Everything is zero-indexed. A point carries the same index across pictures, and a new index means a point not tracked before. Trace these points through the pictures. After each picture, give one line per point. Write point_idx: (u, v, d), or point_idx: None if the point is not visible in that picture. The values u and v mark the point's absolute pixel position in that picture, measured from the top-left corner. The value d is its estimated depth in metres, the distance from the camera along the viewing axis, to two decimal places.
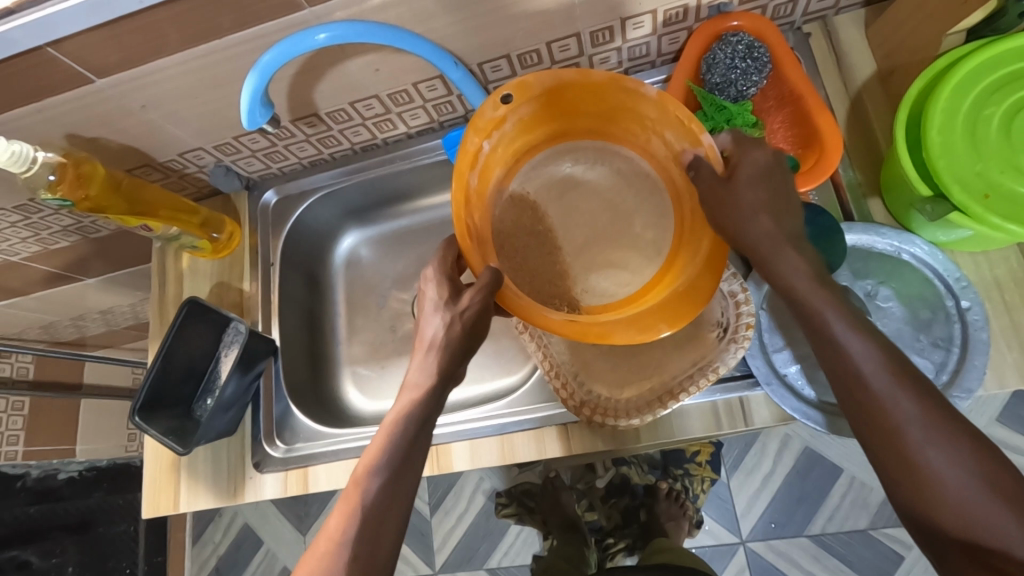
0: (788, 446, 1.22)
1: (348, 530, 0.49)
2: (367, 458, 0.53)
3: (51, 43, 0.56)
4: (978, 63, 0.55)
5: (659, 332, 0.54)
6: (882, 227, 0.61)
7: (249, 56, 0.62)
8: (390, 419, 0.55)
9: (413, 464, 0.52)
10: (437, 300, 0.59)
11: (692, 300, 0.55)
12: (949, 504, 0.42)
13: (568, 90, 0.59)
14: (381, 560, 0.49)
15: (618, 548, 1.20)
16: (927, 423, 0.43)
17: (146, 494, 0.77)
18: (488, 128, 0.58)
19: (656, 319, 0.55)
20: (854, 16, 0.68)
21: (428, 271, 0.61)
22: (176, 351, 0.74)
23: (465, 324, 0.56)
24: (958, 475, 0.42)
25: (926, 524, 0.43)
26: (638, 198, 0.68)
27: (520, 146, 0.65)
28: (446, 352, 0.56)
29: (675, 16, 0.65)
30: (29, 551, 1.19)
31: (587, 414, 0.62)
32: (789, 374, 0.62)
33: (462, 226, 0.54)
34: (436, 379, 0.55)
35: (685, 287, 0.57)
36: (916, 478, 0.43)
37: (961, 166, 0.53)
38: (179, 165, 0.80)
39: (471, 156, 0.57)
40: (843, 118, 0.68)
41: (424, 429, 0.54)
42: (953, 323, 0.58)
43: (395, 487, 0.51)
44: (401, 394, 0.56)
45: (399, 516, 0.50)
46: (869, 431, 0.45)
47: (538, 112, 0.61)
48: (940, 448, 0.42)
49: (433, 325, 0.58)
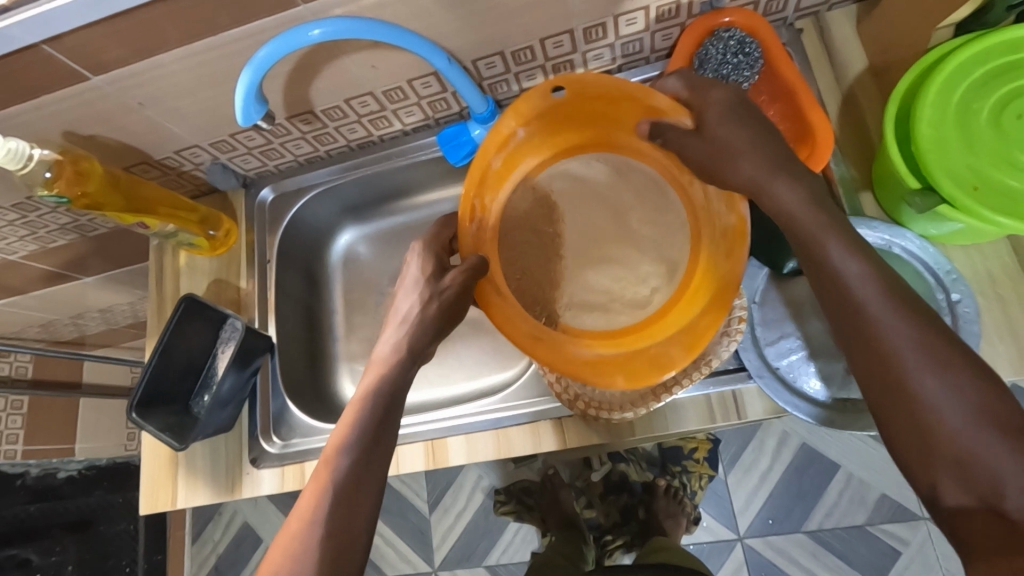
0: (785, 443, 1.22)
1: (321, 505, 0.50)
2: (338, 433, 0.54)
3: (48, 40, 0.57)
4: (968, 56, 0.55)
5: (613, 382, 0.57)
6: (874, 220, 0.61)
7: (245, 52, 0.62)
8: (359, 394, 0.57)
9: (384, 437, 0.54)
10: (417, 277, 0.63)
11: (660, 366, 0.57)
12: (945, 436, 0.42)
13: (619, 101, 0.60)
14: (358, 530, 0.50)
15: (616, 545, 1.20)
16: (923, 352, 0.44)
17: (144, 489, 0.77)
18: (527, 114, 0.60)
19: (616, 370, 0.58)
20: (846, 12, 0.69)
21: (415, 248, 0.65)
22: (174, 347, 0.74)
23: (440, 303, 0.60)
24: (955, 405, 0.42)
25: (923, 457, 0.43)
26: (649, 211, 0.69)
27: (551, 139, 0.67)
28: (417, 327, 0.59)
29: (668, 12, 0.65)
30: (28, 550, 1.19)
31: (581, 406, 0.64)
32: (783, 366, 0.62)
33: (466, 209, 0.60)
34: (404, 355, 0.58)
35: (658, 351, 0.58)
36: (911, 409, 0.43)
37: (951, 158, 0.53)
38: (176, 163, 0.80)
39: (497, 140, 0.60)
40: (835, 113, 0.68)
41: (393, 399, 0.56)
42: (945, 315, 0.58)
43: (363, 462, 0.52)
44: (368, 368, 0.59)
45: (372, 488, 0.52)
46: (866, 362, 0.46)
47: (578, 112, 0.63)
48: (936, 376, 0.43)
49: (411, 301, 0.62)
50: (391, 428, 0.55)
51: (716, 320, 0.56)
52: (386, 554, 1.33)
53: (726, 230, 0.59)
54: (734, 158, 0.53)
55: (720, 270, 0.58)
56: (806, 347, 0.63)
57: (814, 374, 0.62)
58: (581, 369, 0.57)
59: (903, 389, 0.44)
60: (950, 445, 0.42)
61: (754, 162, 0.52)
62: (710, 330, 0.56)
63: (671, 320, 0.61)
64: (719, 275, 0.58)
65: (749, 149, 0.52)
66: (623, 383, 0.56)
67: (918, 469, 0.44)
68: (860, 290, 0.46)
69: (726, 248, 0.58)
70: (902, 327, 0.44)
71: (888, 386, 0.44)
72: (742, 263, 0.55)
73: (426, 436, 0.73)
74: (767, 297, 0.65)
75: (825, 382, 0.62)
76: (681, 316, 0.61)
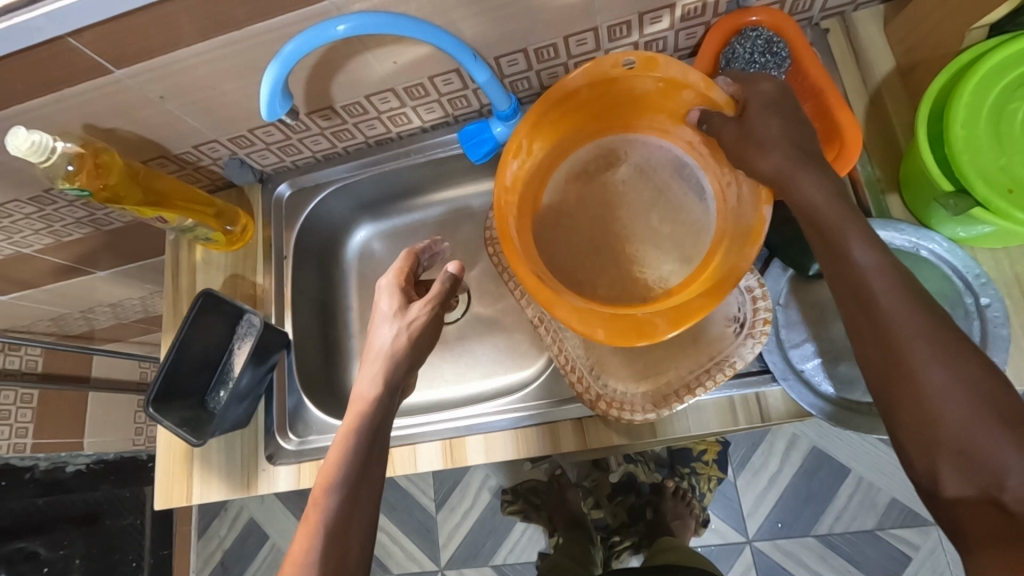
0: (795, 446, 1.21)
1: (314, 546, 0.53)
2: (325, 471, 0.58)
3: (71, 33, 0.56)
4: (1002, 57, 0.54)
5: (595, 332, 0.53)
6: (900, 223, 0.60)
7: (268, 46, 0.62)
8: (344, 431, 0.61)
9: (370, 474, 0.58)
10: (387, 311, 0.68)
11: (643, 330, 0.53)
12: (956, 426, 0.42)
13: (682, 90, 0.59)
14: (351, 563, 0.54)
15: (623, 546, 1.18)
16: (935, 343, 0.44)
17: (159, 485, 0.77)
18: (596, 77, 0.59)
19: (598, 323, 0.53)
20: (872, 12, 0.68)
21: (383, 283, 0.71)
22: (192, 342, 0.74)
23: (412, 333, 0.66)
24: (959, 395, 0.43)
25: (927, 444, 0.43)
26: (670, 213, 0.67)
27: (598, 121, 0.66)
28: (393, 360, 0.65)
29: (693, 10, 0.65)
30: (37, 542, 1.18)
31: (603, 407, 0.62)
32: (807, 370, 0.62)
33: (511, 145, 0.59)
34: (383, 389, 0.63)
35: (646, 317, 0.54)
36: (918, 396, 0.44)
37: (985, 160, 0.53)
38: (194, 158, 0.80)
39: (558, 92, 0.60)
40: (862, 113, 0.67)
41: (377, 436, 0.60)
42: (972, 320, 0.58)
43: (351, 498, 0.56)
44: (349, 405, 0.63)
45: (362, 523, 0.56)
46: (877, 352, 0.47)
47: (640, 92, 0.62)
48: (946, 366, 0.44)
49: (383, 334, 0.67)
50: (375, 468, 0.59)
51: (710, 301, 0.52)
52: (392, 552, 1.33)
53: (747, 230, 0.55)
54: (763, 158, 0.52)
55: (728, 265, 0.55)
56: (830, 350, 0.62)
57: (838, 376, 0.61)
58: (567, 312, 0.53)
59: (911, 377, 0.44)
60: (957, 434, 0.42)
61: (784, 162, 0.51)
62: (702, 311, 0.52)
63: (672, 300, 0.58)
64: (727, 267, 0.55)
65: (777, 150, 0.52)
66: (602, 334, 0.52)
67: (924, 458, 0.44)
68: (877, 282, 0.47)
69: (740, 243, 0.55)
70: (916, 320, 0.45)
71: (897, 373, 0.45)
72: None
73: (441, 435, 0.73)
74: (791, 299, 0.64)
75: (850, 386, 0.61)
76: (682, 297, 0.57)
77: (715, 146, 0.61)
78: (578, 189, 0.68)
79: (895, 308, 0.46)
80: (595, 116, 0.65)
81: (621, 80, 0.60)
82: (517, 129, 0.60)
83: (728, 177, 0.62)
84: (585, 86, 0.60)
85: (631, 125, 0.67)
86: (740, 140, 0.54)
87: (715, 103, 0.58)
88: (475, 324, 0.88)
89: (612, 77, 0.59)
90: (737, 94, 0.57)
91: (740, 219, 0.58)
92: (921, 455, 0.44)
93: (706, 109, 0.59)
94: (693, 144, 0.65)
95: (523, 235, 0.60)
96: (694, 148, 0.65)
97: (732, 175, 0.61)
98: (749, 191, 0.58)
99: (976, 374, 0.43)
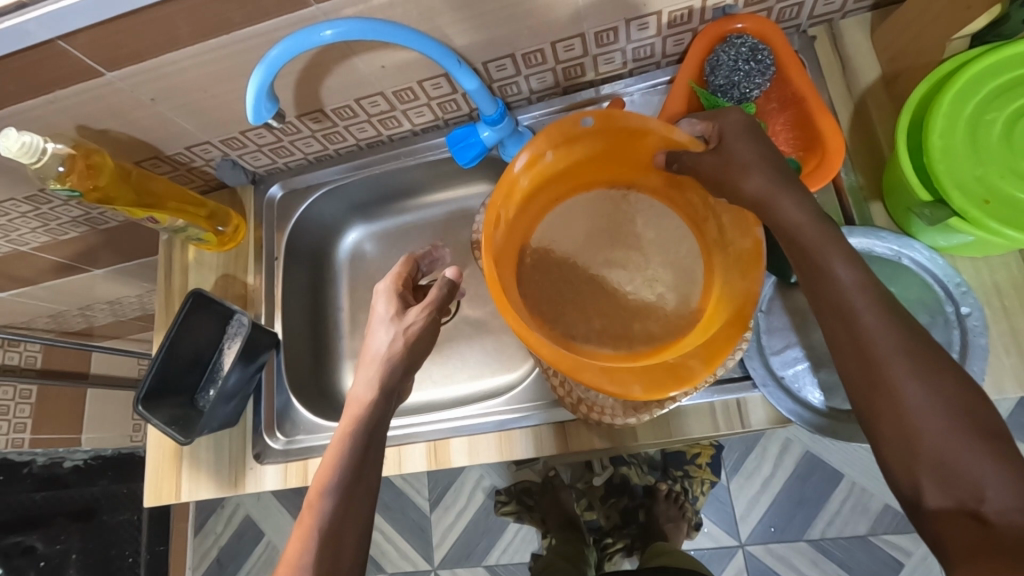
0: (788, 450, 1.21)
1: (306, 549, 0.54)
2: (320, 476, 0.58)
3: (63, 37, 0.57)
4: (982, 67, 0.55)
5: (634, 392, 0.52)
6: (882, 231, 0.61)
7: (257, 50, 0.63)
8: (340, 433, 0.61)
9: (365, 477, 0.58)
10: (384, 315, 0.69)
11: (679, 378, 0.53)
12: (928, 436, 0.43)
13: (646, 138, 0.60)
14: (346, 564, 0.54)
15: (615, 548, 1.19)
16: (909, 356, 0.45)
17: (148, 482, 0.78)
18: (557, 137, 0.60)
19: (632, 379, 0.53)
20: (859, 20, 0.69)
21: (381, 288, 0.72)
22: (182, 340, 0.75)
23: (410, 338, 0.67)
24: (928, 407, 0.43)
25: (905, 460, 0.44)
26: (655, 220, 0.67)
27: (569, 174, 0.65)
28: (388, 364, 0.65)
29: (680, 17, 0.65)
30: (34, 537, 1.19)
31: (583, 411, 0.64)
32: (788, 376, 0.63)
33: (490, 217, 0.56)
34: (379, 393, 0.64)
35: (677, 363, 0.55)
36: (896, 406, 0.44)
37: (962, 170, 0.53)
38: (187, 159, 0.81)
39: (526, 159, 0.59)
40: (846, 121, 0.68)
41: (373, 436, 0.61)
42: (952, 329, 0.58)
43: (348, 502, 0.57)
44: (346, 407, 0.64)
45: (357, 528, 0.56)
46: (855, 363, 0.47)
47: (603, 153, 0.63)
48: (922, 382, 0.44)
49: (379, 338, 0.68)
50: (371, 472, 0.59)
51: (735, 333, 0.54)
52: (386, 551, 1.33)
53: (743, 254, 0.57)
54: (750, 165, 0.52)
55: (737, 294, 0.57)
56: (812, 356, 0.63)
57: (818, 383, 0.62)
58: (595, 375, 0.52)
59: (890, 389, 0.45)
60: (930, 445, 0.43)
61: (768, 172, 0.52)
62: (729, 346, 0.54)
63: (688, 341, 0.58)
64: (734, 296, 0.57)
65: (759, 161, 0.52)
66: (641, 395, 0.52)
67: (901, 468, 0.44)
68: (855, 295, 0.47)
69: (742, 270, 0.57)
70: (889, 333, 0.46)
71: (873, 384, 0.46)
72: (758, 286, 0.54)
73: (428, 437, 0.73)
74: (773, 305, 0.65)
75: (830, 393, 0.61)
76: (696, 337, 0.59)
77: (687, 184, 0.63)
78: (568, 226, 0.68)
79: (871, 319, 0.46)
80: (563, 173, 0.64)
81: (584, 136, 0.61)
82: (493, 201, 0.57)
83: (705, 210, 0.63)
84: (550, 148, 0.60)
85: (602, 176, 0.67)
86: (724, 146, 0.54)
87: (681, 142, 0.59)
88: (465, 326, 0.89)
89: (574, 134, 0.60)
90: (706, 132, 0.58)
91: (728, 244, 0.60)
92: (899, 466, 0.44)
93: (671, 152, 0.60)
94: (661, 183, 0.66)
95: (512, 292, 0.58)
96: (663, 187, 0.66)
97: (706, 209, 0.63)
98: (729, 219, 0.59)
99: (947, 386, 0.44)
